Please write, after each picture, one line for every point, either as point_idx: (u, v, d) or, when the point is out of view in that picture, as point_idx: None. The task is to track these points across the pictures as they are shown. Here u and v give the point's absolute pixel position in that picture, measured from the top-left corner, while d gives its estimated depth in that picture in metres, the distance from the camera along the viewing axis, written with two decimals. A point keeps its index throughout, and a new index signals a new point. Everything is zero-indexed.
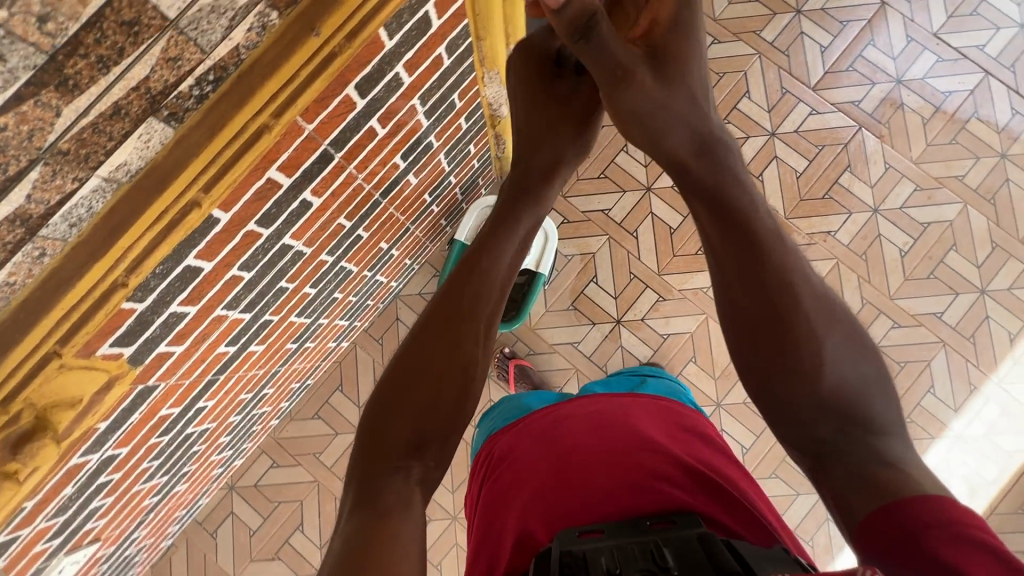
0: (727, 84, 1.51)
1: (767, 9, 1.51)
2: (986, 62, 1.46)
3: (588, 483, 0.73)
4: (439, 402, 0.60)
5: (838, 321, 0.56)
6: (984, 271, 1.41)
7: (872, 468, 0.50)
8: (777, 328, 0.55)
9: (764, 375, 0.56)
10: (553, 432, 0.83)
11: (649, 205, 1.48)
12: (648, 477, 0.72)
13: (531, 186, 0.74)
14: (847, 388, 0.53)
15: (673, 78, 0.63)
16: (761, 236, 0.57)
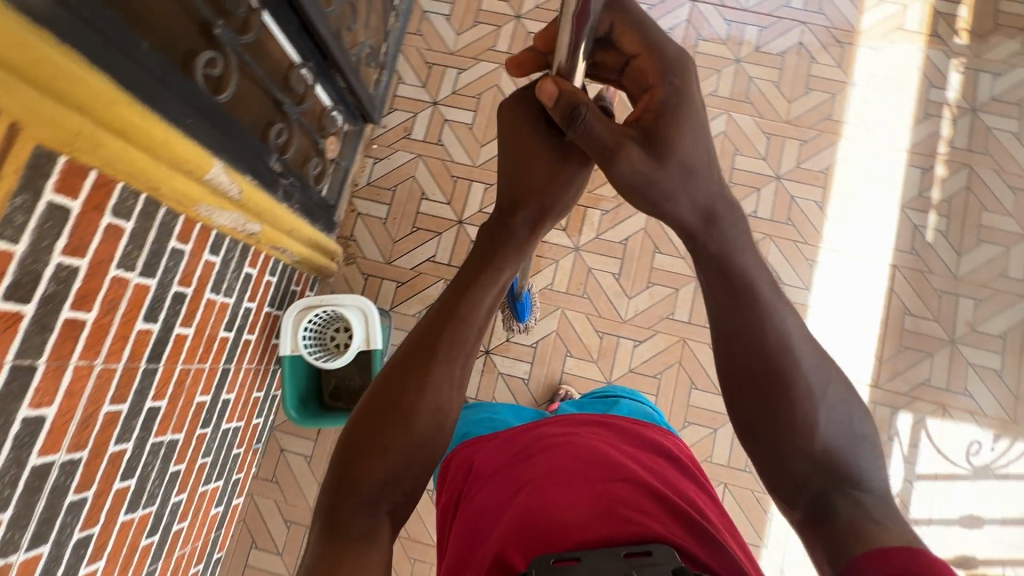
0: (486, 102, 1.61)
1: (490, 27, 1.65)
2: None
3: (567, 505, 0.61)
4: (415, 438, 0.58)
5: (826, 395, 0.54)
6: (770, 160, 1.53)
7: (861, 526, 0.48)
8: (765, 394, 0.54)
9: (757, 426, 0.55)
10: (531, 459, 0.73)
11: (467, 235, 1.52)
12: (636, 504, 0.61)
13: (508, 247, 0.72)
14: (837, 453, 0.52)
15: (660, 149, 0.62)
16: (749, 305, 0.56)
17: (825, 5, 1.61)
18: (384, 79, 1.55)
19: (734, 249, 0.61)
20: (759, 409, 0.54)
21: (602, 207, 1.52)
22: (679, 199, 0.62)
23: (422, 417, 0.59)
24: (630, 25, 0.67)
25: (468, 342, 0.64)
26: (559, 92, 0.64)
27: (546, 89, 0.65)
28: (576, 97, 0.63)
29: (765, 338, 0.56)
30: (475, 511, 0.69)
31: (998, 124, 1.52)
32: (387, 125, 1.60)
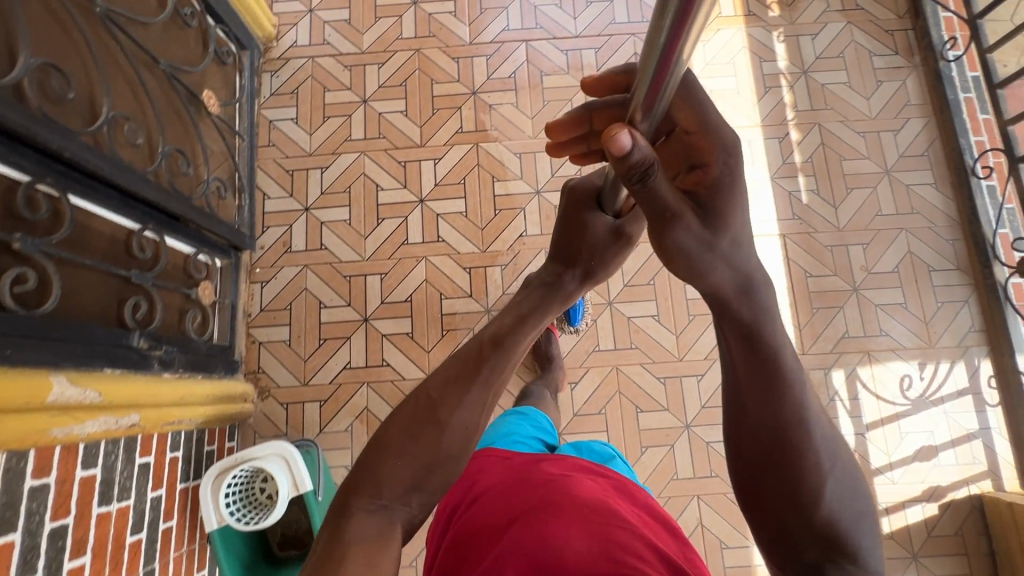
0: (358, 192, 1.57)
1: (341, 118, 1.63)
2: (518, 35, 1.67)
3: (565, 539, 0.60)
4: (442, 451, 0.55)
5: (840, 456, 0.48)
6: None
7: None
8: (778, 444, 0.48)
9: (762, 473, 0.48)
10: (534, 488, 0.71)
11: (377, 331, 1.47)
12: (636, 542, 0.60)
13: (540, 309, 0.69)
14: (841, 520, 0.46)
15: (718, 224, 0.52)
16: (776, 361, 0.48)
17: (647, 12, 1.69)
18: (246, 202, 1.49)
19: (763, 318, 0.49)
20: (768, 464, 0.48)
21: (500, 262, 1.51)
22: (714, 263, 0.50)
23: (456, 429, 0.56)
24: (690, 102, 0.55)
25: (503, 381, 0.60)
26: (637, 153, 0.46)
27: (625, 143, 0.45)
28: (653, 162, 0.47)
29: (782, 407, 0.47)
30: (476, 535, 0.67)
31: (829, 79, 1.62)
32: (264, 245, 1.54)
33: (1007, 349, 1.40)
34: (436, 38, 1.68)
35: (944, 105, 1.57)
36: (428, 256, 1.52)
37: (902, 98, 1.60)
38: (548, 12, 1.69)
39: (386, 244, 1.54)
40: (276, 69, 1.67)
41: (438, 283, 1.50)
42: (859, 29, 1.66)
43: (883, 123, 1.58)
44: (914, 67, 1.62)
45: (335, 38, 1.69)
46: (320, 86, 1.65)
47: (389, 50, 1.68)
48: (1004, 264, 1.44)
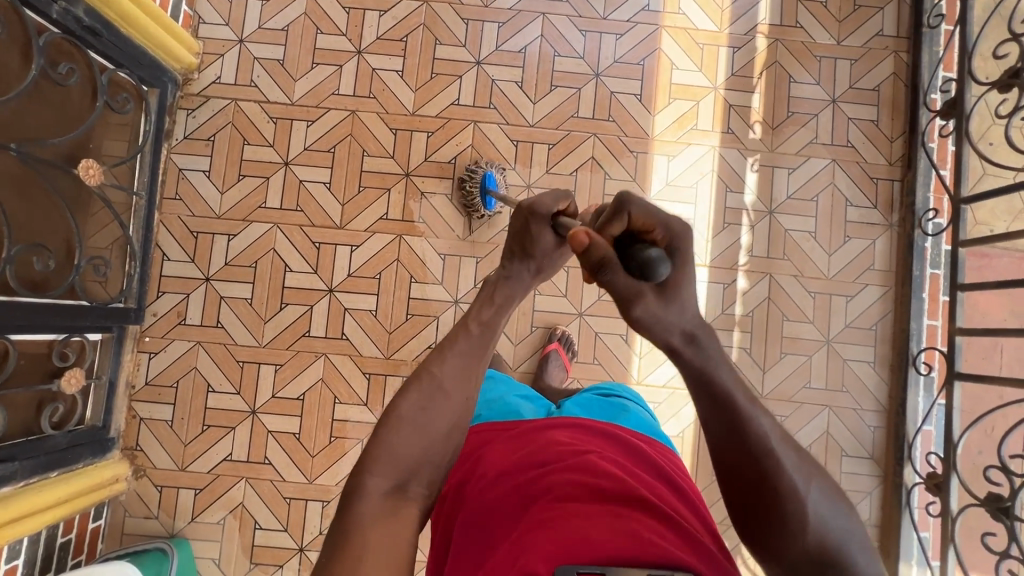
0: (264, 269, 1.45)
1: (258, 178, 1.47)
2: (468, 113, 1.49)
3: (583, 525, 0.61)
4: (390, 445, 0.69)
5: (815, 480, 0.55)
6: (571, 296, 1.45)
7: None
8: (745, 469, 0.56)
9: (744, 498, 0.56)
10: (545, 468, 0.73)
11: (263, 425, 1.41)
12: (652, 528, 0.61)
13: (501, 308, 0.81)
14: (824, 540, 0.54)
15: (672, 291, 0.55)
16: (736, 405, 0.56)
17: (615, 110, 1.50)
18: (137, 270, 1.38)
19: (715, 365, 0.57)
20: (747, 487, 0.56)
21: (403, 372, 1.43)
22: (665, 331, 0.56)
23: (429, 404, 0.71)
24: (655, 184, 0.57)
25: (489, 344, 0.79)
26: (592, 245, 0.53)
27: (581, 238, 0.54)
28: (611, 253, 0.53)
29: (746, 441, 0.56)
30: (488, 521, 0.67)
31: (795, 224, 1.48)
32: (156, 313, 1.43)
33: (895, 554, 1.37)
34: (376, 100, 1.49)
35: (906, 279, 1.45)
36: (329, 352, 1.43)
37: (867, 260, 1.47)
38: (507, 90, 1.50)
39: (285, 333, 1.44)
40: (193, 108, 1.49)
41: (334, 384, 1.43)
42: (843, 170, 1.50)
43: (838, 285, 1.47)
44: (889, 227, 1.48)
45: (262, 80, 1.50)
46: (239, 137, 1.48)
47: (322, 107, 1.49)
48: (916, 467, 1.37)
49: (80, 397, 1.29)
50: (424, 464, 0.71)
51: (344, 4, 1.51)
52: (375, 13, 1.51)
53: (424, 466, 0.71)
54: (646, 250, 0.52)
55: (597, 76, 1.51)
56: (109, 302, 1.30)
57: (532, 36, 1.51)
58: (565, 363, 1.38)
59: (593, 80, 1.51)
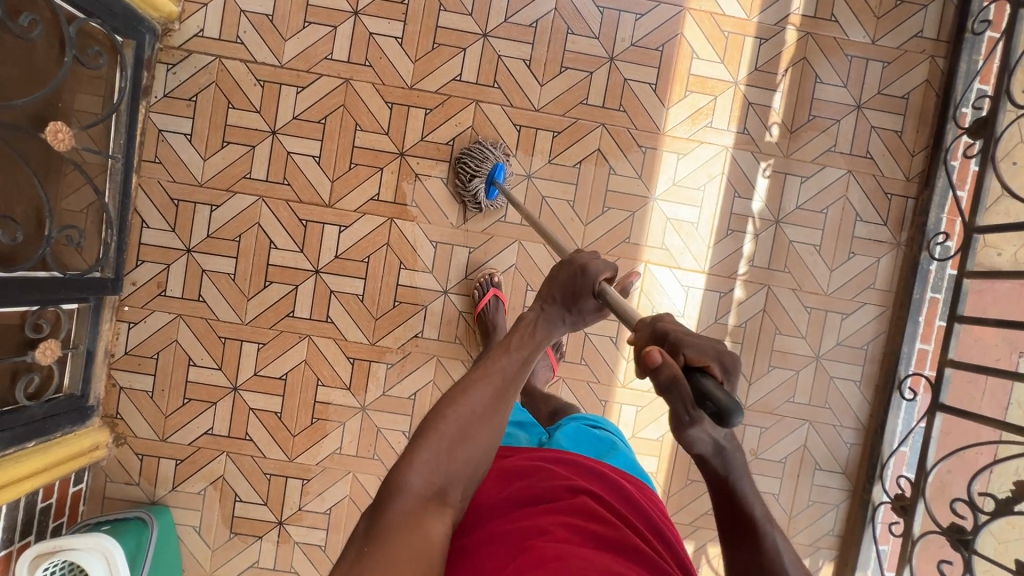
0: (249, 244, 1.40)
1: (243, 146, 1.39)
2: (470, 91, 1.40)
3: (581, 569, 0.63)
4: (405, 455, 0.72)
5: None
6: None
7: None
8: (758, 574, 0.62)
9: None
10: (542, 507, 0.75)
11: (244, 402, 1.41)
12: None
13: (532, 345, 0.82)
14: None
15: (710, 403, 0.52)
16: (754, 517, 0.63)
17: (627, 100, 1.41)
18: (114, 238, 1.32)
19: (735, 477, 0.63)
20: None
21: (387, 359, 1.42)
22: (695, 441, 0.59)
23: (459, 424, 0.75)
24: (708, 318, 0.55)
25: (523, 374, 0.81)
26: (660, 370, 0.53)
27: (652, 362, 0.53)
28: (679, 384, 0.52)
29: (759, 552, 0.63)
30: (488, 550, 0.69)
31: (800, 236, 1.44)
32: (136, 282, 1.39)
33: (852, 564, 1.43)
34: (372, 69, 1.39)
35: (905, 302, 1.42)
36: (313, 334, 1.41)
37: (868, 278, 1.44)
38: (513, 68, 1.40)
39: (269, 312, 1.41)
40: (174, 63, 1.38)
41: (317, 366, 1.41)
42: (858, 183, 1.44)
43: (836, 302, 1.44)
44: (896, 246, 1.44)
45: (249, 37, 1.38)
46: (223, 99, 1.38)
47: (313, 72, 1.39)
48: (885, 486, 1.41)
49: (56, 367, 1.26)
50: (412, 477, 0.71)
51: None
52: None
53: (407, 490, 0.70)
54: (717, 392, 0.50)
55: (612, 60, 1.40)
56: (86, 272, 1.25)
57: (546, 9, 1.39)
58: (554, 364, 1.37)
59: (607, 64, 1.40)
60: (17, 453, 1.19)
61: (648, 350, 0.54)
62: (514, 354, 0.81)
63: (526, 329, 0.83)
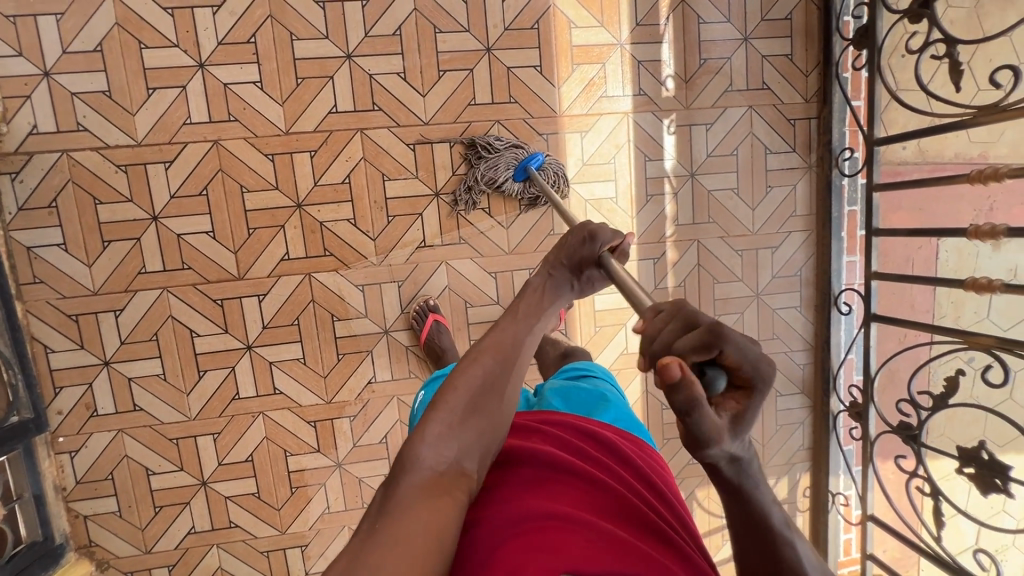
0: (169, 339, 1.33)
1: (128, 241, 1.29)
2: (351, 120, 1.31)
3: (587, 534, 0.64)
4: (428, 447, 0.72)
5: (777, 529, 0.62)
6: (505, 302, 1.41)
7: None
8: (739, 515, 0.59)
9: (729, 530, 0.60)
10: (542, 475, 0.74)
11: (218, 493, 1.38)
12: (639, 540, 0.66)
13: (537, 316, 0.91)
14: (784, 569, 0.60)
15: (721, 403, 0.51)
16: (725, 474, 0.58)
17: (515, 88, 1.34)
18: (19, 377, 1.23)
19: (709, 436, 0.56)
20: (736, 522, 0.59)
21: (348, 412, 1.40)
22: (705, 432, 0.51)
23: (472, 390, 0.78)
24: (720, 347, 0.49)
25: (531, 338, 0.88)
26: (670, 371, 0.46)
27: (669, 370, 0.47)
28: (696, 404, 0.47)
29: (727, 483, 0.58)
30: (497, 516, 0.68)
31: (717, 183, 1.44)
32: (62, 409, 1.31)
33: (824, 470, 1.54)
34: (240, 123, 1.28)
35: (826, 221, 1.46)
36: (265, 409, 1.37)
37: (789, 207, 1.47)
38: (389, 84, 1.30)
39: (213, 400, 1.36)
40: (16, 170, 1.24)
41: (280, 438, 1.38)
42: (760, 116, 1.43)
43: (763, 238, 1.47)
44: (808, 168, 1.46)
45: (92, 121, 1.24)
46: (87, 197, 1.26)
47: (176, 142, 1.27)
48: (840, 396, 1.50)
49: (5, 523, 1.21)
50: (424, 451, 0.71)
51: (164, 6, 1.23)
52: (207, 10, 1.24)
53: (420, 465, 0.70)
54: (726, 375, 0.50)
55: (489, 50, 1.32)
56: (1, 423, 1.18)
57: (405, 12, 1.29)
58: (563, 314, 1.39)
59: (485, 56, 1.32)
60: None
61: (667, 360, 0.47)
62: (523, 320, 0.89)
63: (536, 295, 0.93)
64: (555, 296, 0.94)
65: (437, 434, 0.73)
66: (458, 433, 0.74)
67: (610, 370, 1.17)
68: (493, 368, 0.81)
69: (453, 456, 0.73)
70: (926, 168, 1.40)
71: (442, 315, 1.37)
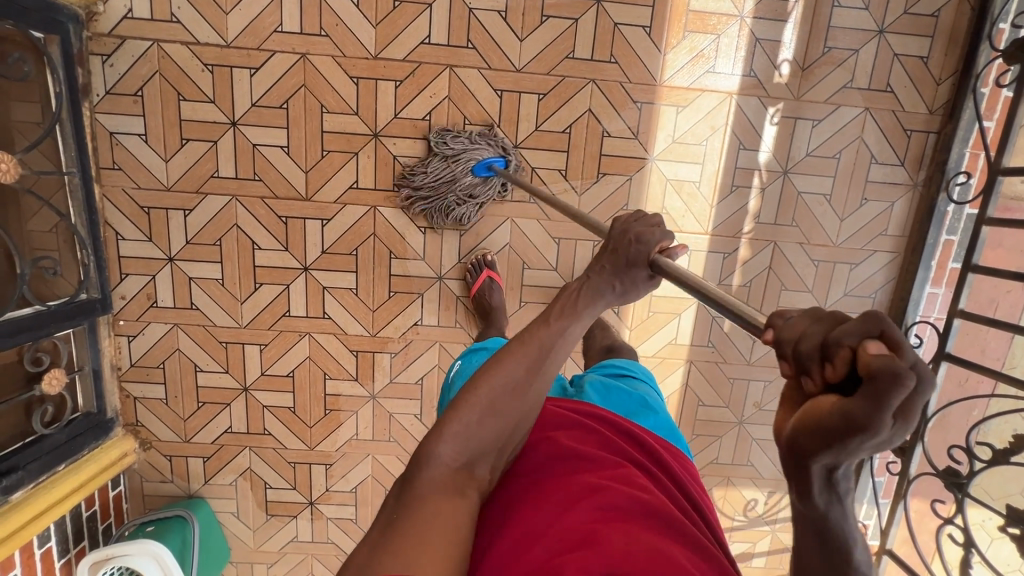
0: (231, 247, 1.35)
1: (205, 143, 1.29)
2: (442, 54, 1.25)
3: (626, 538, 0.61)
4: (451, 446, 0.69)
5: None
6: (562, 270, 1.38)
7: None
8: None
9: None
10: (579, 472, 0.73)
11: (257, 401, 1.44)
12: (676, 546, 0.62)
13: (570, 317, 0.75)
14: None
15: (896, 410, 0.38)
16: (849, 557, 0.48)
17: (618, 48, 1.25)
18: (90, 257, 1.27)
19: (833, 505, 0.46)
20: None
21: (390, 349, 1.42)
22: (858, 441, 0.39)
23: (493, 394, 0.71)
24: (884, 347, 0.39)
25: (565, 345, 0.75)
26: (887, 329, 0.39)
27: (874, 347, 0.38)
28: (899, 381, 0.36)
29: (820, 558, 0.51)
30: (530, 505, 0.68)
31: (809, 186, 1.35)
32: (125, 295, 1.36)
33: (849, 497, 1.51)
34: (330, 39, 1.24)
35: (917, 247, 1.36)
36: (312, 331, 1.40)
37: (880, 224, 1.37)
38: (488, 22, 1.23)
39: (265, 313, 1.39)
40: (108, 53, 1.23)
41: (321, 361, 1.42)
42: (874, 120, 1.31)
43: (845, 253, 1.39)
44: (913, 186, 1.35)
45: (185, 14, 1.22)
46: (172, 91, 1.26)
47: (264, 49, 1.24)
48: None
49: (66, 391, 1.29)
50: (441, 448, 0.68)
51: None
52: None
53: (435, 461, 0.67)
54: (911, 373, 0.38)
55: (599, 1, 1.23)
56: (72, 298, 1.24)
57: None
58: None
59: (594, 8, 1.23)
60: (50, 478, 1.25)
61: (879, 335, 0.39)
62: (554, 325, 0.74)
63: (569, 298, 0.75)
64: (592, 301, 0.75)
65: (452, 434, 0.69)
66: (482, 431, 0.70)
67: (651, 371, 1.14)
68: (516, 375, 0.71)
69: (466, 457, 0.70)
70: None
71: (497, 273, 1.35)
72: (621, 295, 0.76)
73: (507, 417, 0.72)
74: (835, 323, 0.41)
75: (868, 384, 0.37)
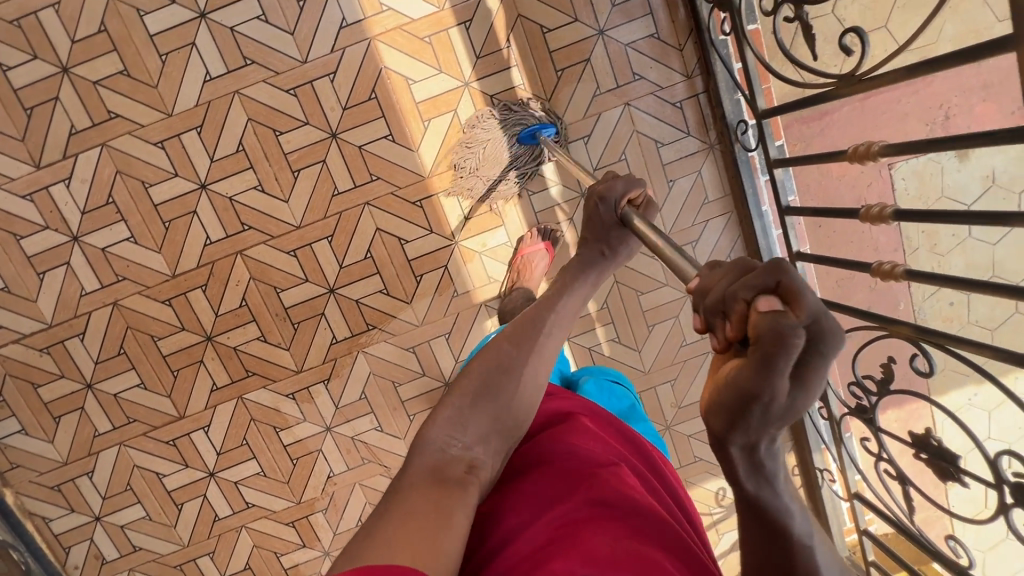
0: (142, 485, 1.43)
1: (75, 412, 1.38)
2: (228, 245, 1.31)
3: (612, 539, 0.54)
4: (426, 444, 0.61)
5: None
6: (431, 372, 1.41)
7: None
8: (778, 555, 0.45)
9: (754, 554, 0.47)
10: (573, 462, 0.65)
11: None
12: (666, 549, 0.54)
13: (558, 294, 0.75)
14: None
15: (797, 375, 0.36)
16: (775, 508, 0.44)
17: (373, 165, 1.29)
18: (26, 552, 1.39)
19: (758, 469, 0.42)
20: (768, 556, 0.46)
21: (320, 506, 1.47)
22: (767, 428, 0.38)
23: (487, 372, 0.66)
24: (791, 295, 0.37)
25: (559, 319, 0.73)
26: (786, 279, 0.37)
27: (764, 304, 0.37)
28: (791, 339, 0.34)
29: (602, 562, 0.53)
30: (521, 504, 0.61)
31: None
32: (78, 564, 1.46)
33: (806, 448, 1.49)
34: (129, 280, 1.32)
35: (743, 200, 1.33)
36: (245, 521, 1.47)
37: (699, 195, 1.35)
38: (250, 200, 1.29)
39: (200, 524, 1.47)
40: None
41: (266, 543, 1.48)
42: (640, 110, 1.30)
43: (681, 236, 1.37)
44: (709, 148, 1.33)
45: (3, 317, 1.32)
46: (26, 384, 1.36)
47: (81, 314, 1.33)
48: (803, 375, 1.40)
49: None
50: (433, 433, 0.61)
51: (21, 193, 1.26)
52: (60, 186, 1.26)
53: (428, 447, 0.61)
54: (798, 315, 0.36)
55: (335, 135, 1.27)
56: None
57: (240, 124, 1.25)
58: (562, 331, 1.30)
59: (332, 143, 1.27)
60: None
61: (778, 285, 0.37)
62: (543, 299, 0.74)
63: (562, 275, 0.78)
64: (580, 274, 0.78)
65: (448, 416, 0.62)
66: (477, 420, 0.64)
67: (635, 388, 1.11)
68: (508, 351, 0.68)
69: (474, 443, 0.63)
70: (857, 98, 1.42)
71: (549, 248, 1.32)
72: (610, 261, 0.80)
73: (502, 400, 0.66)
74: (736, 278, 0.40)
75: (754, 339, 0.36)
